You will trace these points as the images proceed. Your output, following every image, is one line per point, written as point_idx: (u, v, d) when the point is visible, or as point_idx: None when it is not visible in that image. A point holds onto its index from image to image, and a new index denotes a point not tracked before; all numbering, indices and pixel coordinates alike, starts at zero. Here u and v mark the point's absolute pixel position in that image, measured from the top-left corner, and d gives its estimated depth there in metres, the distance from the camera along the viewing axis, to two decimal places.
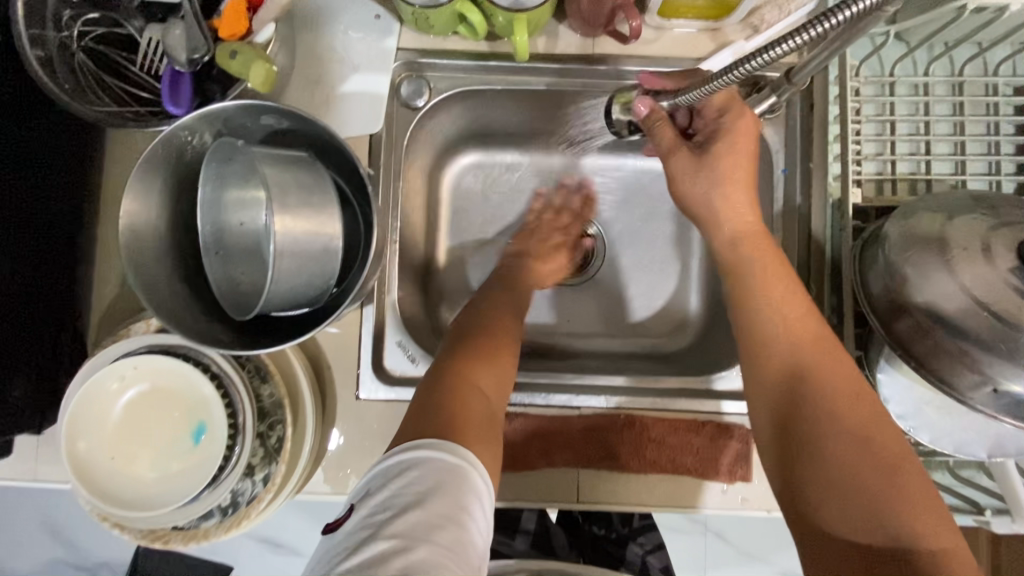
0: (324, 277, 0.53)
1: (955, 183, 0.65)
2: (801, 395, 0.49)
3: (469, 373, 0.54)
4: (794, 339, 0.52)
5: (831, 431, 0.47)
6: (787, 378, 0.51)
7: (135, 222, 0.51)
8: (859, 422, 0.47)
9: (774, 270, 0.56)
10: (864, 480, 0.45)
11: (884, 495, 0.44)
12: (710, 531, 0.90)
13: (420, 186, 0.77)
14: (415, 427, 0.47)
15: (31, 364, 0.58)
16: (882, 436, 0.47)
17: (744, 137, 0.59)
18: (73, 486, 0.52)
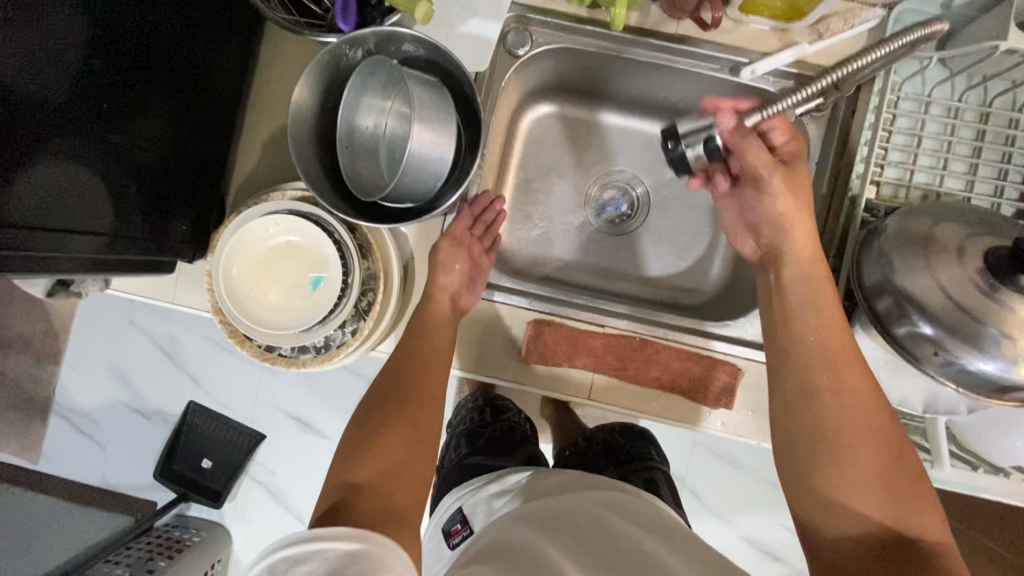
0: (433, 179, 0.68)
1: (962, 199, 0.76)
2: (825, 417, 0.62)
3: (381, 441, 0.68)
4: (829, 368, 0.63)
5: (851, 449, 0.60)
6: (813, 402, 0.63)
7: (299, 110, 0.66)
8: (875, 443, 0.60)
9: (823, 306, 0.66)
10: (872, 487, 0.58)
11: (885, 490, 0.58)
12: (687, 487, 1.23)
13: (504, 126, 0.90)
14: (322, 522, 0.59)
15: (188, 207, 0.77)
16: (891, 451, 0.60)
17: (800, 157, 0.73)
18: (222, 301, 0.69)
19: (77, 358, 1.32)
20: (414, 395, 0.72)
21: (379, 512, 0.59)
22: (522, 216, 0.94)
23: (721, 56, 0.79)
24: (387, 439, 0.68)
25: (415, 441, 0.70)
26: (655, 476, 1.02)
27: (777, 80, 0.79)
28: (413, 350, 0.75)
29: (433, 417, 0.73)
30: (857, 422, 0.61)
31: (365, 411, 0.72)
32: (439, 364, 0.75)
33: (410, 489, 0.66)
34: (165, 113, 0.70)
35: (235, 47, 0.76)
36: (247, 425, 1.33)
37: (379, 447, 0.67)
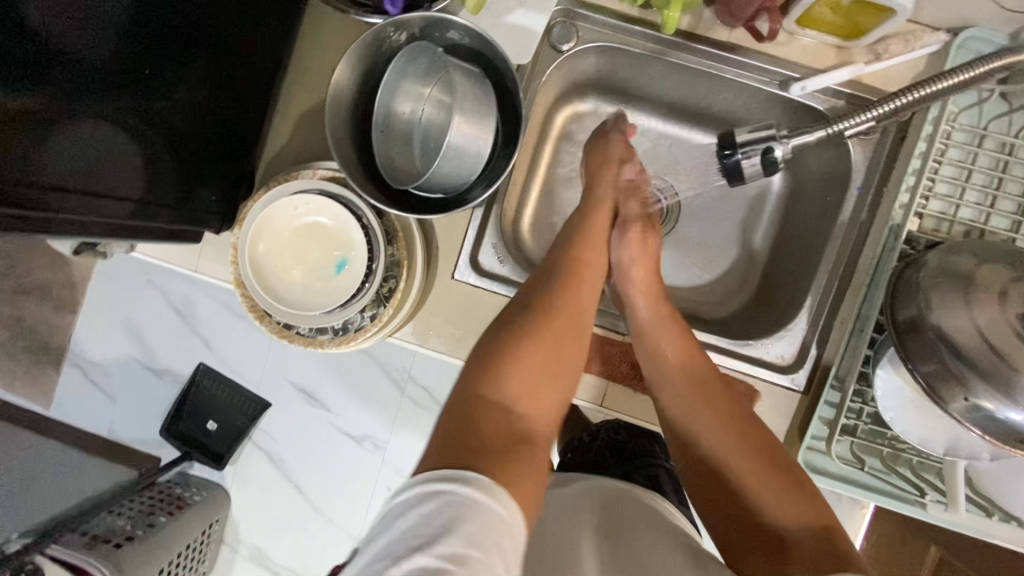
0: (468, 172, 0.67)
1: (1007, 239, 0.74)
2: (694, 438, 0.69)
3: (518, 356, 0.63)
4: (686, 384, 0.70)
5: (724, 457, 0.66)
6: (690, 425, 0.69)
7: (338, 89, 0.65)
8: (750, 449, 0.66)
9: (668, 335, 0.73)
10: (774, 491, 0.62)
11: (765, 491, 0.63)
12: None
13: (540, 120, 0.89)
14: (441, 453, 0.54)
15: (218, 179, 0.77)
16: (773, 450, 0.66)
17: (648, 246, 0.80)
18: (247, 275, 0.69)
19: (96, 310, 1.34)
20: (553, 326, 0.67)
21: (506, 444, 0.56)
22: (549, 214, 0.93)
23: (771, 70, 0.77)
24: (519, 363, 0.63)
25: (550, 369, 0.65)
26: (658, 472, 1.02)
27: (826, 99, 0.77)
28: (563, 285, 0.71)
29: (570, 353, 0.67)
30: (720, 435, 0.67)
31: (483, 340, 0.66)
32: (586, 298, 0.72)
33: (534, 423, 0.61)
34: (204, 79, 0.69)
35: (279, 18, 0.75)
36: (254, 392, 1.34)
37: (510, 369, 0.62)
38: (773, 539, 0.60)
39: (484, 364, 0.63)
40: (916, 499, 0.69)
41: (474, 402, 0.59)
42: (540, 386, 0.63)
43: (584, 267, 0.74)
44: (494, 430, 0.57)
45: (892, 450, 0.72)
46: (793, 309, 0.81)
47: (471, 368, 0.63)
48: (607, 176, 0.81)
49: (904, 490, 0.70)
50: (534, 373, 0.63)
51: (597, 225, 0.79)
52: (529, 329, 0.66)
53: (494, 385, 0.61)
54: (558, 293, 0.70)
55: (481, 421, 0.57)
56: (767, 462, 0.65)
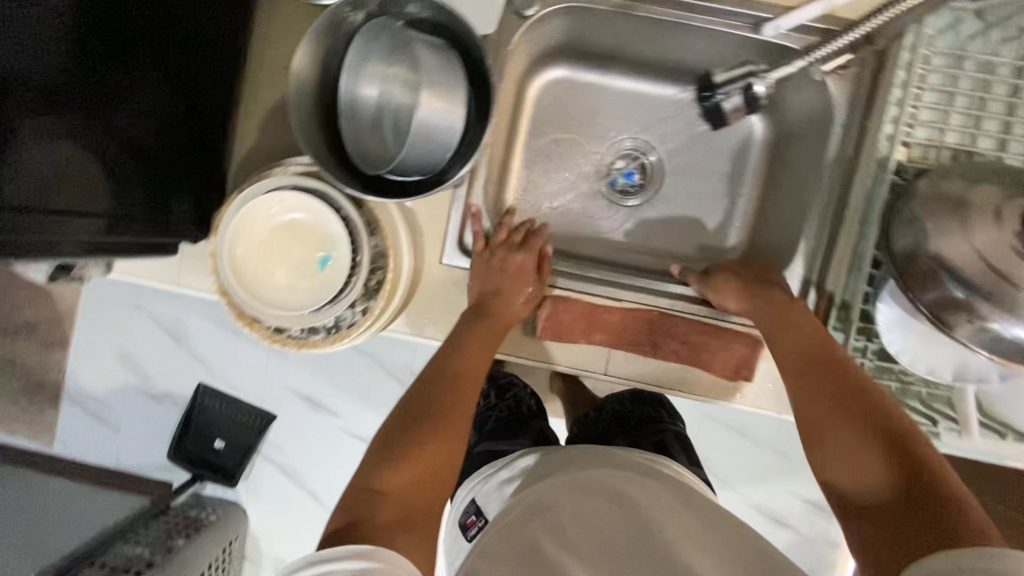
0: (441, 150, 0.66)
1: (995, 159, 0.73)
2: (832, 413, 0.63)
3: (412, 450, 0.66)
4: (829, 365, 0.67)
5: (866, 434, 0.60)
6: (847, 398, 0.63)
7: (299, 78, 0.63)
8: (866, 418, 0.61)
9: (791, 334, 0.70)
10: (878, 457, 0.58)
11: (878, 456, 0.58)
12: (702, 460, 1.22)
13: (512, 91, 0.87)
14: (340, 521, 0.59)
15: (189, 189, 0.74)
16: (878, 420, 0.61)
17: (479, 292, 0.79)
18: (229, 282, 0.67)
19: (86, 342, 1.31)
20: (439, 408, 0.71)
21: (396, 527, 0.58)
22: (532, 188, 0.91)
23: (742, 13, 0.75)
24: (415, 446, 0.66)
25: (439, 441, 0.68)
26: (666, 438, 1.01)
27: (800, 36, 0.75)
28: (453, 363, 0.74)
29: (457, 426, 0.70)
30: (851, 409, 0.62)
31: (413, 409, 0.70)
32: (473, 371, 0.75)
33: (427, 497, 0.64)
34: (155, 78, 0.66)
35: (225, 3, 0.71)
36: (256, 405, 1.33)
37: (407, 451, 0.66)
38: (901, 504, 0.54)
39: (390, 448, 0.66)
40: (931, 430, 0.68)
41: (367, 491, 0.62)
42: (433, 462, 0.66)
43: (483, 345, 0.76)
44: (388, 511, 0.60)
45: (901, 384, 0.71)
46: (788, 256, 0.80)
47: (373, 454, 0.67)
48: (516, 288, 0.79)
49: (916, 422, 0.69)
50: (429, 447, 0.67)
51: (512, 311, 0.78)
52: (419, 414, 0.70)
53: (387, 469, 0.64)
54: (451, 377, 0.74)
55: (374, 505, 0.60)
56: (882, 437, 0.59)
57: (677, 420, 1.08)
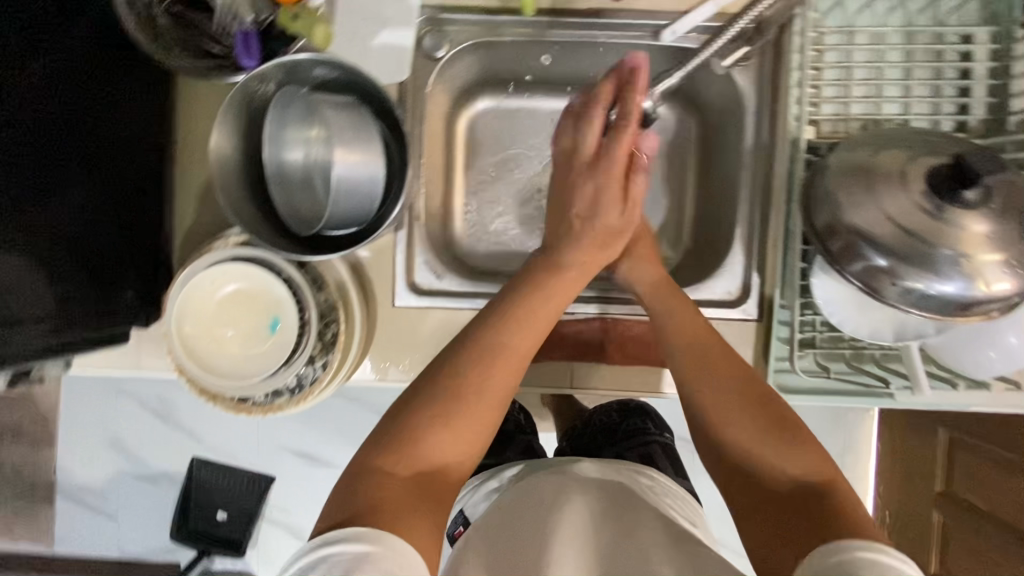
0: (369, 200, 0.67)
1: (901, 122, 0.76)
2: (731, 405, 0.63)
3: (433, 433, 0.60)
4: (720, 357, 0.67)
5: (761, 430, 0.61)
6: (721, 384, 0.65)
7: (220, 155, 0.65)
8: (763, 412, 0.62)
9: (687, 319, 0.70)
10: (775, 458, 0.59)
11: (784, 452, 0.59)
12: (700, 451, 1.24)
13: (441, 128, 0.90)
14: (336, 513, 0.54)
15: (135, 276, 0.74)
16: (787, 422, 0.61)
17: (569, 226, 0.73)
18: (182, 361, 0.68)
19: (71, 435, 1.29)
20: (482, 382, 0.62)
21: (404, 516, 0.54)
22: (478, 217, 0.93)
23: (641, 23, 0.78)
24: (436, 427, 0.60)
25: (467, 424, 0.61)
26: (653, 449, 1.02)
27: (700, 36, 0.78)
28: (496, 335, 0.65)
29: (492, 408, 0.63)
30: (744, 408, 0.63)
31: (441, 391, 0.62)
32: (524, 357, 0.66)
33: (441, 489, 0.59)
34: (89, 174, 0.66)
35: (146, 94, 0.73)
36: (250, 471, 1.32)
37: (429, 426, 0.60)
38: (798, 504, 0.56)
39: (403, 427, 0.60)
40: (884, 391, 0.71)
41: (371, 473, 0.57)
42: (458, 445, 0.61)
43: (526, 326, 0.67)
44: (398, 494, 0.56)
45: (854, 351, 0.73)
46: (727, 243, 0.82)
47: (390, 418, 0.61)
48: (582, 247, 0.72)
49: (869, 385, 0.72)
50: (455, 430, 0.61)
51: (561, 272, 0.71)
52: (455, 387, 0.62)
53: (405, 452, 0.59)
54: (501, 345, 0.64)
55: (380, 488, 0.56)
56: (772, 438, 0.60)
57: (665, 431, 1.09)
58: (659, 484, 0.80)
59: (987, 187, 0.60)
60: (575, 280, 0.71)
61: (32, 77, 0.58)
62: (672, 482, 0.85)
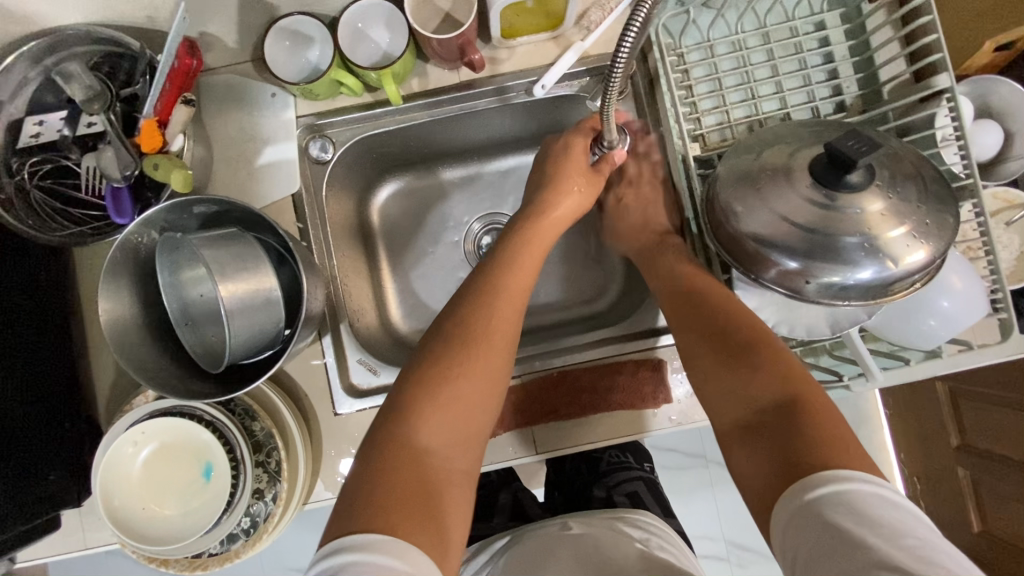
0: (274, 321, 0.65)
1: (784, 115, 0.78)
2: (716, 330, 0.64)
3: (450, 387, 0.58)
4: (703, 290, 0.68)
5: (745, 356, 0.60)
6: (699, 311, 0.66)
7: (114, 316, 0.63)
8: (747, 341, 0.61)
9: (676, 262, 0.73)
10: (754, 377, 0.58)
11: (768, 373, 0.58)
12: (710, 461, 1.23)
13: (353, 222, 0.90)
14: (351, 495, 0.50)
15: (59, 454, 0.70)
16: (765, 344, 0.61)
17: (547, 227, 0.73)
18: (118, 536, 0.64)
19: None
20: (496, 325, 0.63)
21: (415, 504, 0.50)
22: (414, 297, 0.93)
23: (513, 84, 0.80)
24: (459, 374, 0.59)
25: (485, 369, 0.60)
26: (637, 487, 1.02)
27: (571, 83, 0.80)
28: (503, 277, 0.66)
29: (509, 349, 0.63)
30: (730, 333, 0.63)
31: (451, 342, 0.61)
32: (517, 303, 0.65)
33: (463, 452, 0.57)
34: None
35: (38, 268, 0.71)
36: None
37: (448, 380, 0.58)
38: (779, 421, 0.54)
39: (414, 387, 0.58)
40: (840, 382, 0.69)
41: (397, 440, 0.54)
42: (481, 394, 0.59)
43: (522, 266, 0.68)
44: (422, 464, 0.54)
45: (805, 347, 0.72)
46: None
47: (403, 381, 0.59)
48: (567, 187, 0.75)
49: (825, 380, 0.70)
50: (475, 387, 0.59)
51: (552, 211, 0.74)
52: (471, 333, 0.61)
53: (427, 415, 0.56)
54: (504, 287, 0.65)
55: (400, 456, 0.53)
56: (755, 354, 0.60)
57: (645, 463, 1.10)
58: (652, 534, 0.75)
59: (868, 165, 0.60)
60: (565, 216, 0.75)
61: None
62: (666, 527, 0.82)
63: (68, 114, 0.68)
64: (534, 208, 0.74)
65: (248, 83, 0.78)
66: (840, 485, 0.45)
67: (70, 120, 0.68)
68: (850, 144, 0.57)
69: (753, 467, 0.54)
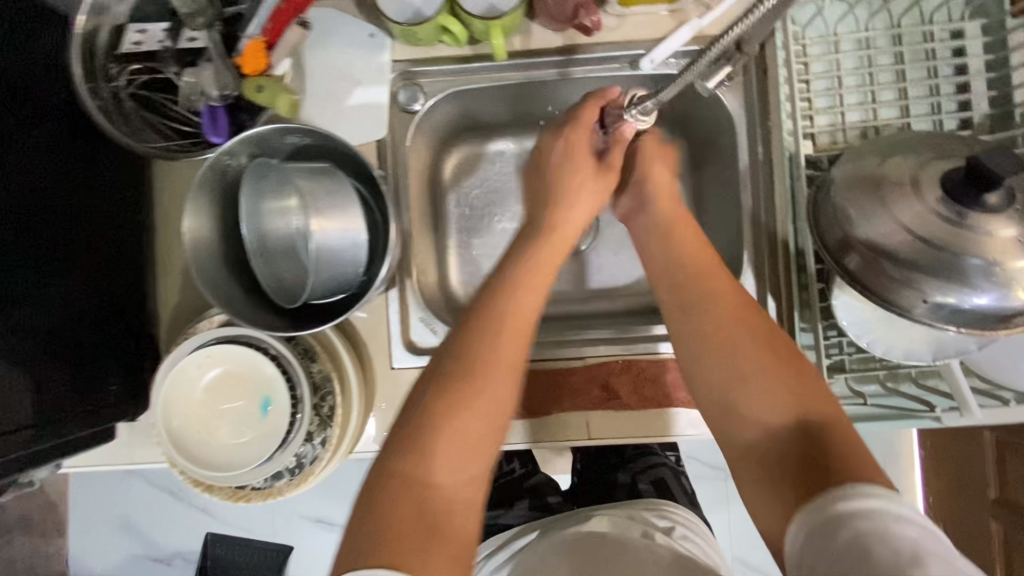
0: (354, 264, 0.64)
1: (902, 125, 0.73)
2: (714, 330, 0.57)
3: (450, 422, 0.51)
4: (706, 295, 0.59)
5: (750, 367, 0.54)
6: (701, 312, 0.58)
7: (196, 234, 0.62)
8: (753, 343, 0.55)
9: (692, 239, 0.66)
10: (764, 387, 0.52)
11: (784, 384, 0.52)
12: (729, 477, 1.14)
13: (426, 179, 0.87)
14: (347, 544, 0.46)
15: (122, 366, 0.71)
16: (776, 350, 0.54)
17: (558, 242, 0.67)
18: (172, 456, 0.64)
19: (78, 526, 1.22)
20: (501, 352, 0.55)
21: (420, 541, 0.45)
22: (473, 262, 0.90)
23: (618, 55, 0.76)
24: (460, 412, 0.51)
25: (495, 398, 0.53)
26: (662, 474, 0.97)
27: (680, 61, 0.76)
28: (509, 300, 0.59)
29: (519, 368, 0.56)
30: (733, 338, 0.56)
31: (442, 378, 0.53)
32: (521, 328, 0.57)
33: (469, 489, 0.50)
34: (52, 260, 0.63)
35: (117, 178, 0.71)
36: (269, 542, 1.23)
37: (441, 426, 0.51)
38: (800, 441, 0.49)
39: (411, 426, 0.51)
40: (928, 415, 0.64)
41: (389, 480, 0.48)
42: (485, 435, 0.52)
43: (528, 286, 0.61)
44: (422, 509, 0.47)
45: (888, 371, 0.68)
46: (738, 266, 0.78)
47: (408, 416, 0.52)
48: (584, 197, 0.70)
49: (911, 408, 0.66)
50: (485, 420, 0.52)
51: (567, 215, 0.69)
52: (473, 364, 0.54)
53: (424, 454, 0.49)
54: (498, 328, 0.56)
55: (396, 498, 0.47)
56: (767, 363, 0.53)
57: (669, 451, 1.03)
58: (676, 521, 0.74)
59: (1010, 187, 0.55)
60: (577, 222, 0.70)
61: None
62: (697, 518, 0.80)
63: (170, 26, 0.66)
64: (545, 219, 0.69)
65: (346, 20, 0.76)
66: (858, 500, 0.41)
67: (171, 32, 0.66)
68: (998, 160, 0.53)
69: (773, 504, 0.48)
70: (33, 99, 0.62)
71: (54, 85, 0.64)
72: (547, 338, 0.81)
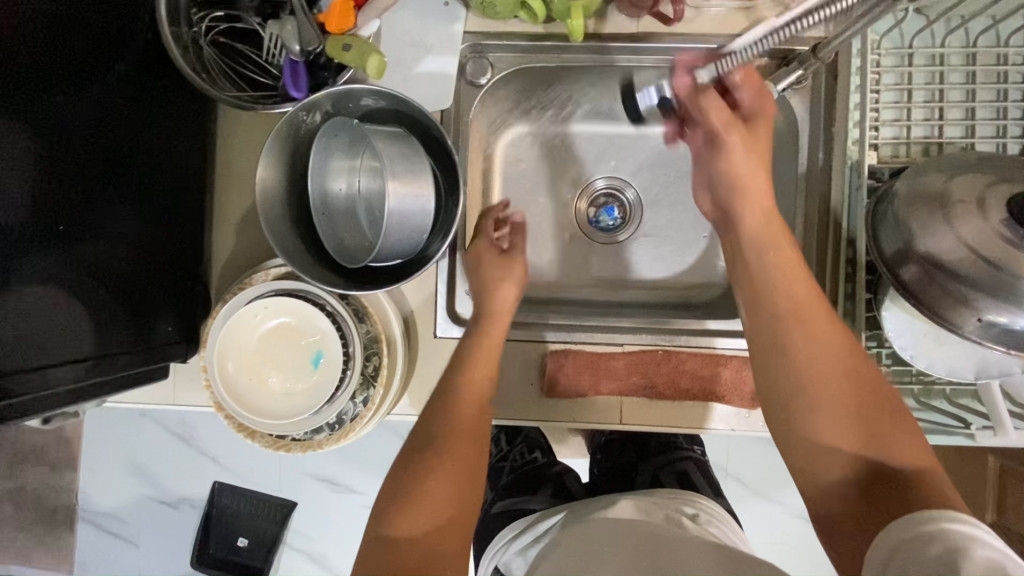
0: (419, 231, 0.65)
1: (965, 145, 0.73)
2: (803, 365, 0.60)
3: (427, 482, 0.62)
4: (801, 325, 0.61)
5: (836, 402, 0.58)
6: (789, 347, 0.61)
7: (266, 186, 0.63)
8: (844, 380, 0.58)
9: (790, 263, 0.65)
10: (852, 424, 0.57)
11: (875, 424, 0.56)
12: (733, 475, 1.16)
13: (479, 155, 0.88)
14: None
15: (176, 307, 0.73)
16: (868, 389, 0.58)
17: (500, 323, 0.73)
18: (223, 400, 0.66)
19: (96, 461, 1.25)
20: (461, 426, 0.66)
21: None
22: None
23: (689, 47, 0.76)
24: (432, 476, 0.63)
25: (459, 464, 0.64)
26: (686, 466, 0.99)
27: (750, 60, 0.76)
28: (461, 379, 0.68)
29: (477, 439, 0.67)
30: (826, 373, 0.59)
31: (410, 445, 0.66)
32: (473, 407, 0.67)
33: (454, 538, 0.61)
34: (127, 199, 0.65)
35: (186, 121, 0.72)
36: (278, 494, 1.25)
37: (422, 491, 0.62)
38: (882, 481, 0.54)
39: (395, 493, 0.62)
40: (963, 430, 0.66)
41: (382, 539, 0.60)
42: (460, 492, 0.63)
43: (481, 365, 0.69)
44: (413, 556, 0.58)
45: (923, 386, 0.70)
46: None
47: (388, 485, 0.64)
48: (506, 278, 0.76)
49: (947, 425, 0.68)
50: (455, 483, 0.63)
51: (495, 298, 0.74)
52: (440, 433, 0.65)
53: (406, 512, 0.61)
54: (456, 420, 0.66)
55: (391, 554, 0.58)
56: (859, 401, 0.57)
57: (696, 445, 1.06)
58: (701, 510, 0.77)
59: None
60: (504, 307, 0.75)
61: (64, 95, 0.57)
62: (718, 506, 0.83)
63: None
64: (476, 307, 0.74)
65: None
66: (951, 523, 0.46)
67: None
68: None
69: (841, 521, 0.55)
70: (120, 33, 0.62)
71: (139, 23, 0.65)
72: (586, 322, 0.82)
